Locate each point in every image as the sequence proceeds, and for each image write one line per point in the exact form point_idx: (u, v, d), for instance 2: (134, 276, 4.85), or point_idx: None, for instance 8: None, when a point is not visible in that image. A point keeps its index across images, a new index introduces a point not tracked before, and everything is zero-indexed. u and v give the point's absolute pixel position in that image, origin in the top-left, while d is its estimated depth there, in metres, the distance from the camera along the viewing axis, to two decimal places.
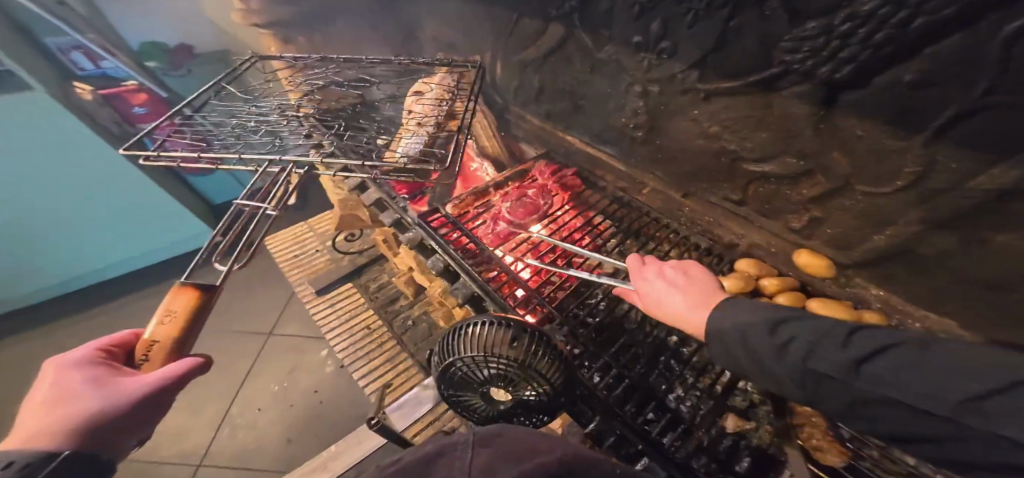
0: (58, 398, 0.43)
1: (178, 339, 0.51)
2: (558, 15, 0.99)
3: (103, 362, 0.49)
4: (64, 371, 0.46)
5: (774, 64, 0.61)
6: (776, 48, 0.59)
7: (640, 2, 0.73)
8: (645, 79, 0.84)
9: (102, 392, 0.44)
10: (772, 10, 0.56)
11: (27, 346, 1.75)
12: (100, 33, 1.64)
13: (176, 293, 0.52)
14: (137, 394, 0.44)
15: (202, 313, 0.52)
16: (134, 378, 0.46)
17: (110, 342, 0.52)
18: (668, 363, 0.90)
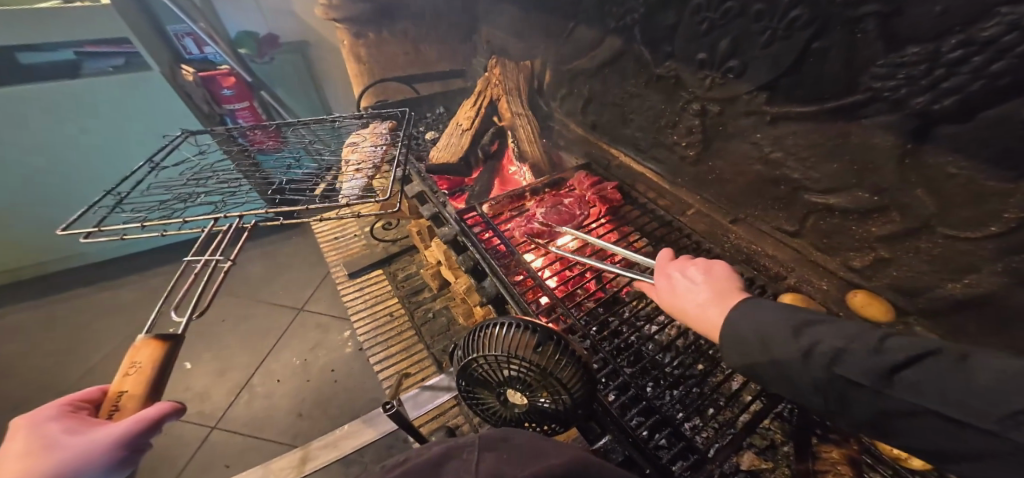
0: (29, 450, 0.40)
1: (148, 389, 0.48)
2: (617, 28, 0.98)
3: (73, 415, 0.44)
4: (37, 424, 0.42)
5: (859, 91, 0.57)
6: (865, 74, 0.55)
7: (711, 19, 0.71)
8: (705, 97, 0.81)
9: (72, 446, 0.40)
10: (865, 34, 0.53)
11: (78, 294, 1.88)
12: (208, 21, 1.75)
13: (139, 345, 0.50)
14: (111, 442, 0.40)
15: (170, 362, 0.50)
16: (108, 426, 0.42)
17: (77, 399, 0.47)
18: (690, 391, 0.85)
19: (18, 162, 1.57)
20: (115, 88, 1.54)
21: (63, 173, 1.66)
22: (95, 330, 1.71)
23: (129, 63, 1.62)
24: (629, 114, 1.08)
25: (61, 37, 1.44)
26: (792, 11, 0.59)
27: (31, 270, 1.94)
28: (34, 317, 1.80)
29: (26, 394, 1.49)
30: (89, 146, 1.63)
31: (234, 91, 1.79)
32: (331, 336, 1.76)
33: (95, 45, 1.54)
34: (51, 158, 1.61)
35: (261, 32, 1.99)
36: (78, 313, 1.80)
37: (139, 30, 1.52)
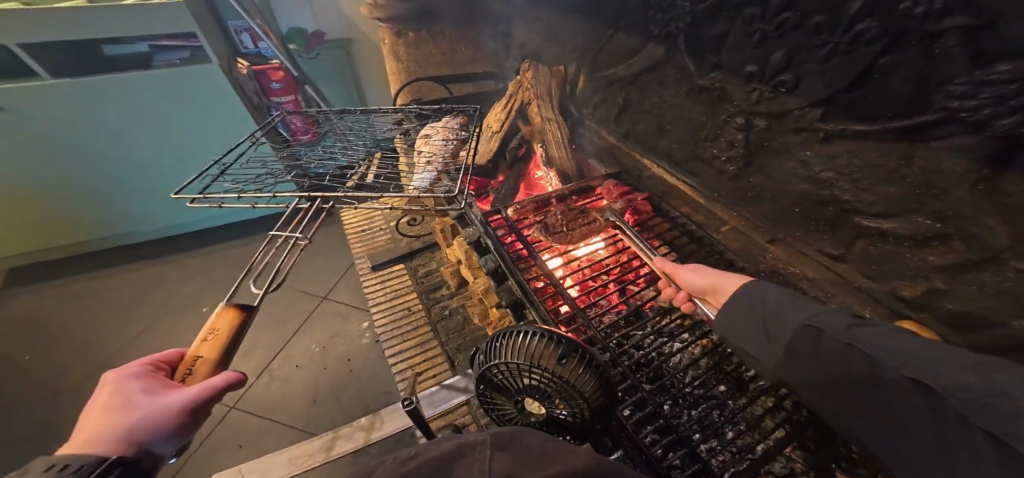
0: (116, 401, 0.45)
1: (219, 354, 0.54)
2: (660, 36, 0.97)
3: (153, 375, 0.50)
4: (122, 379, 0.48)
5: (932, 110, 0.53)
6: (940, 91, 0.51)
7: (764, 30, 0.69)
8: (751, 111, 0.78)
9: (149, 402, 0.45)
10: (944, 48, 0.49)
11: (123, 271, 2.00)
12: (264, 16, 1.85)
13: (220, 313, 0.57)
14: (178, 405, 0.45)
15: (240, 332, 0.57)
16: (182, 388, 0.48)
17: (158, 360, 0.54)
18: (709, 412, 0.83)
19: (83, 144, 1.68)
20: (168, 80, 1.62)
21: (121, 156, 1.77)
22: (134, 306, 1.81)
23: (193, 56, 1.73)
24: (667, 124, 1.05)
25: (140, 31, 1.50)
26: (858, 25, 0.56)
27: (83, 246, 2.07)
28: (80, 290, 1.91)
29: (69, 363, 1.58)
30: (145, 131, 1.73)
31: (282, 84, 1.91)
32: (350, 326, 1.80)
33: (170, 38, 1.66)
34: (110, 142, 1.71)
35: (309, 28, 2.07)
36: (119, 289, 1.90)
37: (206, 27, 1.62)
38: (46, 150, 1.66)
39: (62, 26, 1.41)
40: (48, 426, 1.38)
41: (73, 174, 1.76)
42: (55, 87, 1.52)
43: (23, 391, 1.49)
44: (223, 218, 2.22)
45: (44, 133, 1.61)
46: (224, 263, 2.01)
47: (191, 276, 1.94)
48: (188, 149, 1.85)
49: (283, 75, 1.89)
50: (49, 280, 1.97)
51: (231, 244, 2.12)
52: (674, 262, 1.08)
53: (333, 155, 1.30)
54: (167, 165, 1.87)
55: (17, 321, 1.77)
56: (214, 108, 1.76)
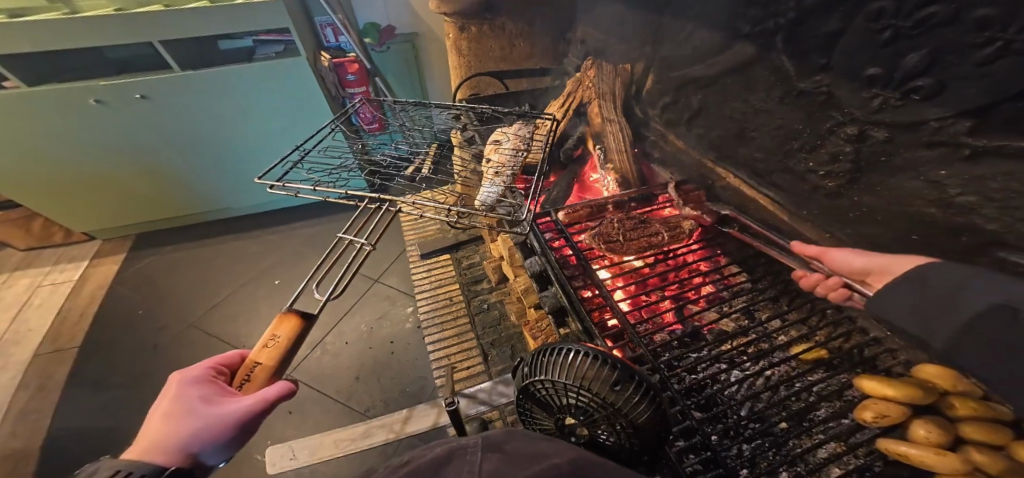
0: (177, 407, 0.47)
1: (275, 363, 0.56)
2: (751, 33, 0.88)
3: (213, 381, 0.52)
4: (185, 385, 0.50)
5: None
6: None
7: (897, 26, 0.57)
8: (866, 120, 0.67)
9: (203, 414, 0.47)
10: None
11: (210, 243, 2.20)
12: (344, 11, 1.94)
13: (280, 320, 0.59)
14: (232, 420, 0.47)
15: (298, 342, 0.58)
16: (236, 399, 0.49)
17: (220, 363, 0.57)
18: (768, 453, 0.76)
19: (197, 128, 1.87)
20: (270, 72, 1.75)
21: (227, 139, 1.95)
22: (209, 273, 2.00)
23: (287, 49, 1.85)
24: (750, 130, 0.96)
25: (240, 30, 1.61)
26: None
27: (183, 221, 2.29)
28: (176, 257, 2.13)
29: (164, 321, 1.77)
30: (248, 119, 1.90)
31: (356, 76, 2.02)
32: (396, 309, 1.86)
33: (267, 33, 1.80)
34: (203, 129, 1.88)
35: (381, 22, 2.15)
36: (206, 258, 2.10)
37: (298, 24, 1.72)
38: (174, 134, 1.87)
39: (185, 24, 1.55)
40: (141, 374, 1.57)
41: (190, 155, 1.97)
42: (153, 82, 1.68)
43: (129, 343, 1.69)
44: (281, 203, 2.37)
45: (174, 119, 1.82)
46: (288, 240, 2.17)
47: (266, 252, 2.10)
48: (278, 136, 2.00)
49: (358, 67, 2.00)
50: (151, 245, 2.21)
51: (300, 224, 2.27)
52: (743, 282, 0.99)
53: (399, 151, 1.32)
54: (244, 151, 2.01)
55: (119, 279, 2.01)
56: (283, 98, 1.85)
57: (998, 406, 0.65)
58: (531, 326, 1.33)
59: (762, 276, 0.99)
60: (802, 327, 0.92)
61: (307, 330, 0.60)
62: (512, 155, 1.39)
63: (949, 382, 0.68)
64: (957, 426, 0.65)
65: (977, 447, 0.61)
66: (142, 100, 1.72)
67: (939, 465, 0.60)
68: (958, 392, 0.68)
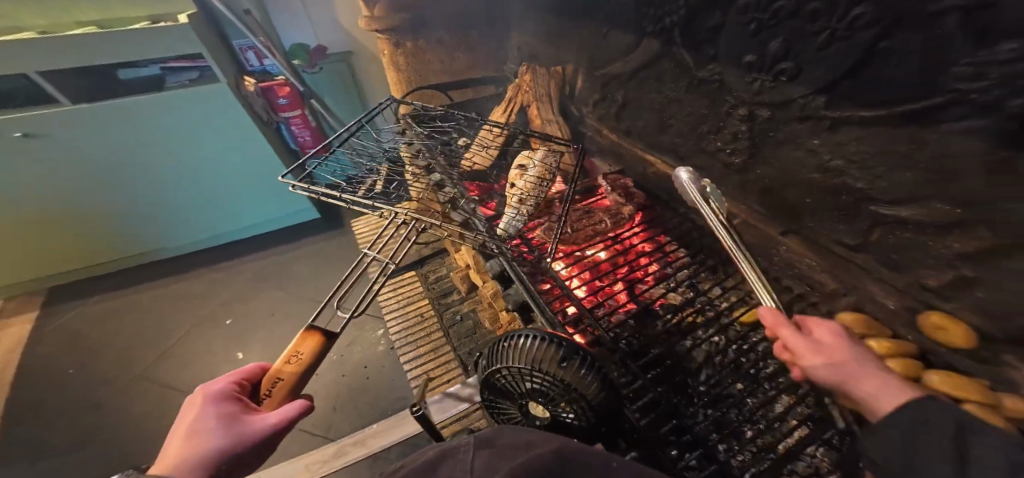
0: (200, 429, 0.46)
1: (298, 378, 0.57)
2: (654, 30, 0.95)
3: (236, 398, 0.52)
4: (210, 405, 0.49)
5: (937, 93, 0.47)
6: (943, 73, 0.45)
7: (759, 18, 0.65)
8: (752, 102, 0.74)
9: (229, 432, 0.46)
10: (944, 29, 0.43)
11: (149, 288, 2.08)
12: (267, 34, 1.92)
13: (305, 336, 0.60)
14: (258, 434, 0.47)
15: (321, 357, 0.60)
16: (259, 416, 0.50)
17: (241, 377, 0.57)
18: (726, 412, 0.80)
19: (103, 165, 1.75)
20: (184, 99, 1.69)
21: (142, 175, 1.84)
22: (156, 321, 1.89)
23: (203, 75, 1.78)
24: (668, 119, 1.03)
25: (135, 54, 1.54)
26: (854, 9, 0.51)
27: (114, 263, 2.16)
28: (107, 306, 2.00)
29: (100, 377, 1.66)
30: (161, 150, 1.80)
31: (288, 99, 1.99)
32: (367, 333, 1.82)
33: (179, 60, 1.73)
34: (126, 166, 1.79)
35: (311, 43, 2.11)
36: (145, 304, 1.99)
37: (213, 48, 1.67)
38: (73, 173, 1.74)
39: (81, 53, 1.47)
40: (85, 438, 1.46)
41: (97, 195, 1.84)
42: (55, 120, 1.59)
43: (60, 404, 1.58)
44: (227, 236, 2.28)
45: (72, 156, 1.69)
46: (242, 277, 2.09)
47: (213, 291, 2.02)
48: (203, 167, 1.91)
49: (288, 90, 1.97)
50: (77, 297, 2.07)
51: (248, 257, 2.20)
52: (683, 258, 1.04)
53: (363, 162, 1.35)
54: (178, 184, 1.93)
55: (49, 340, 1.86)
56: (210, 124, 1.79)
57: (907, 341, 0.70)
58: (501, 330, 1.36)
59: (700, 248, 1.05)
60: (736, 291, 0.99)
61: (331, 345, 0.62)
62: (533, 179, 1.26)
63: (866, 325, 0.73)
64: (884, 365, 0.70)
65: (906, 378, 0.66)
66: (23, 138, 1.59)
67: None
68: (875, 332, 0.72)
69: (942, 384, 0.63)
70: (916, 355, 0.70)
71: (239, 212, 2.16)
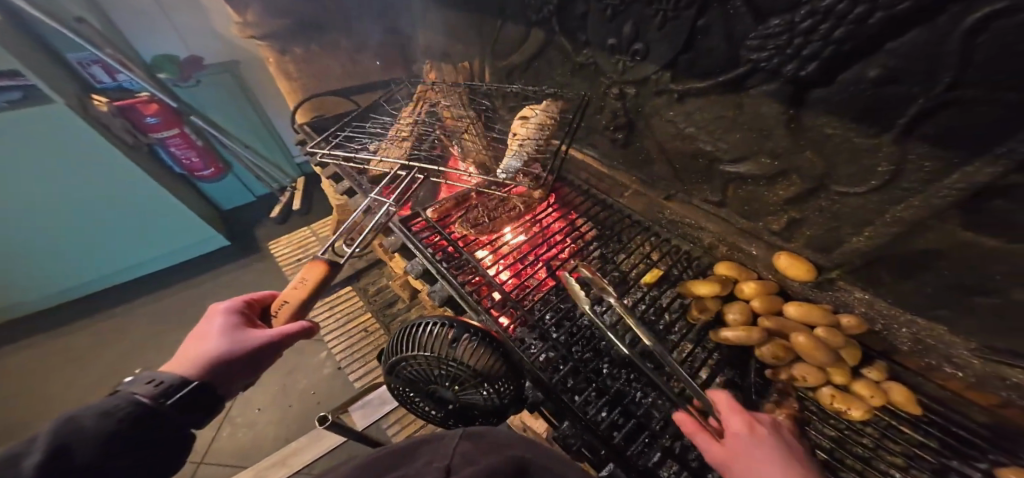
0: (209, 332, 0.52)
1: (300, 304, 0.58)
2: (537, 21, 0.99)
3: (244, 312, 0.56)
4: (221, 312, 0.54)
5: (740, 64, 0.57)
6: (742, 47, 0.56)
7: (612, 5, 0.70)
8: (621, 82, 0.81)
9: (230, 339, 0.51)
10: (735, 9, 0.53)
11: (28, 350, 1.83)
12: (119, 47, 1.68)
13: (313, 263, 0.60)
14: (252, 345, 0.51)
15: (326, 285, 0.60)
16: (258, 330, 0.53)
17: (252, 298, 0.61)
18: (639, 367, 0.84)
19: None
20: (2, 126, 1.39)
21: None
22: (50, 392, 1.65)
23: (28, 96, 1.45)
24: None
25: None
26: None
27: None
28: None
29: None
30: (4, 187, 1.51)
31: (158, 118, 1.81)
32: (308, 357, 1.72)
33: None
34: None
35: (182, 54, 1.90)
36: (25, 368, 1.76)
37: (39, 66, 1.44)
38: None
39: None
40: None
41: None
42: None
43: None
44: (122, 274, 2.02)
45: None
46: (152, 324, 1.88)
47: (112, 340, 1.83)
48: (58, 201, 1.63)
49: (157, 108, 1.80)
50: None
51: (147, 298, 2.00)
52: (591, 229, 1.05)
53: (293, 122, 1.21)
54: (40, 225, 1.65)
55: None
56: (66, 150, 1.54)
57: (767, 280, 0.81)
58: None
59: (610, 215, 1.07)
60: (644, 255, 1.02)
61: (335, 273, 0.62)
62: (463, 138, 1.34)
63: (738, 272, 0.83)
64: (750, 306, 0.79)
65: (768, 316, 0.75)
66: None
67: (751, 339, 0.72)
68: (744, 279, 0.82)
69: (799, 313, 0.73)
70: (774, 291, 0.80)
71: (132, 243, 1.92)
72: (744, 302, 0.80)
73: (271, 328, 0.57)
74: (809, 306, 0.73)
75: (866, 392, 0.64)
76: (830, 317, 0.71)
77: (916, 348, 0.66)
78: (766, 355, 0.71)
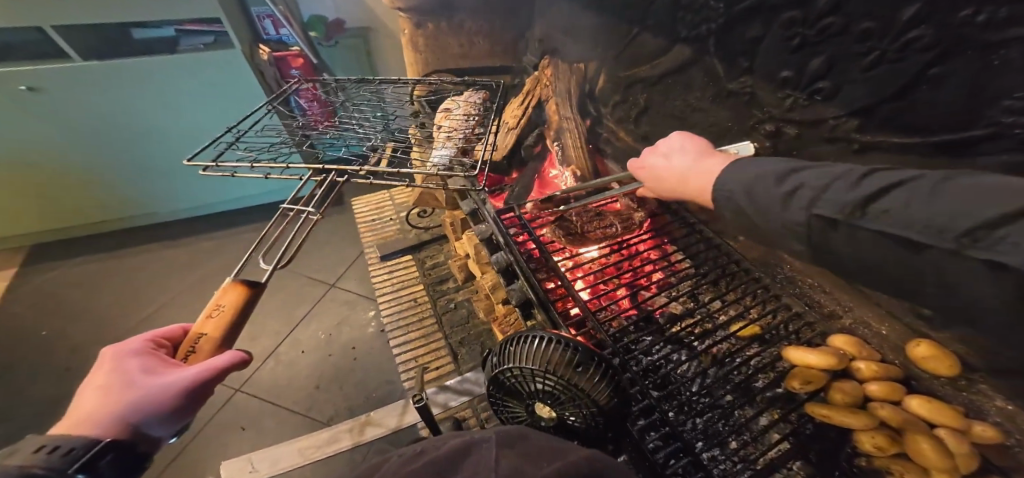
0: (115, 381, 0.48)
1: (219, 333, 0.57)
2: (688, 37, 0.94)
3: (153, 353, 0.54)
4: (122, 357, 0.51)
5: (982, 125, 0.46)
6: (993, 105, 0.45)
7: (804, 34, 0.64)
8: (781, 118, 0.75)
9: (146, 384, 0.48)
10: (1004, 61, 0.42)
11: (135, 251, 2.06)
12: (287, 4, 1.88)
13: (226, 290, 0.59)
14: (176, 389, 0.47)
15: (245, 308, 0.59)
16: (178, 371, 0.50)
17: (160, 336, 0.58)
18: (714, 424, 0.80)
19: (109, 123, 1.74)
20: (195, 62, 1.67)
21: (144, 134, 1.81)
22: (150, 285, 1.89)
23: (216, 41, 1.75)
24: (688, 128, 1.03)
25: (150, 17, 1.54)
26: (909, 32, 0.50)
27: (107, 225, 2.15)
28: (93, 262, 2.02)
29: (81, 340, 1.66)
30: (165, 108, 1.76)
31: (301, 72, 1.92)
32: (357, 314, 1.81)
33: (195, 24, 1.69)
34: (128, 124, 1.76)
35: (330, 16, 2.09)
36: (133, 267, 1.98)
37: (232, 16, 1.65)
38: (78, 129, 1.73)
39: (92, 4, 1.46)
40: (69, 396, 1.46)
41: (99, 152, 1.83)
42: (61, 69, 1.57)
43: (40, 365, 1.58)
44: (226, 205, 2.24)
45: (75, 110, 1.68)
46: (237, 247, 2.08)
47: (204, 257, 2.02)
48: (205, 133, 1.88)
49: (302, 62, 1.91)
50: (69, 248, 2.10)
51: (237, 228, 2.18)
52: (688, 269, 1.04)
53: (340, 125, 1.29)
54: (182, 148, 1.90)
55: (41, 296, 1.85)
56: (223, 88, 1.77)
57: (893, 367, 0.76)
58: (500, 321, 1.36)
59: (710, 255, 1.05)
60: (736, 308, 0.98)
61: (254, 298, 0.61)
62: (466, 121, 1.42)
63: (857, 349, 0.78)
64: (865, 388, 0.75)
65: (881, 403, 0.72)
66: (28, 91, 1.59)
67: (859, 423, 0.69)
68: (863, 357, 0.77)
69: (921, 408, 0.69)
70: (898, 379, 0.75)
71: (239, 181, 2.12)
72: (858, 383, 0.76)
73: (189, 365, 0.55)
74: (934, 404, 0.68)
75: None
76: (963, 425, 0.65)
77: None
78: (869, 443, 0.69)
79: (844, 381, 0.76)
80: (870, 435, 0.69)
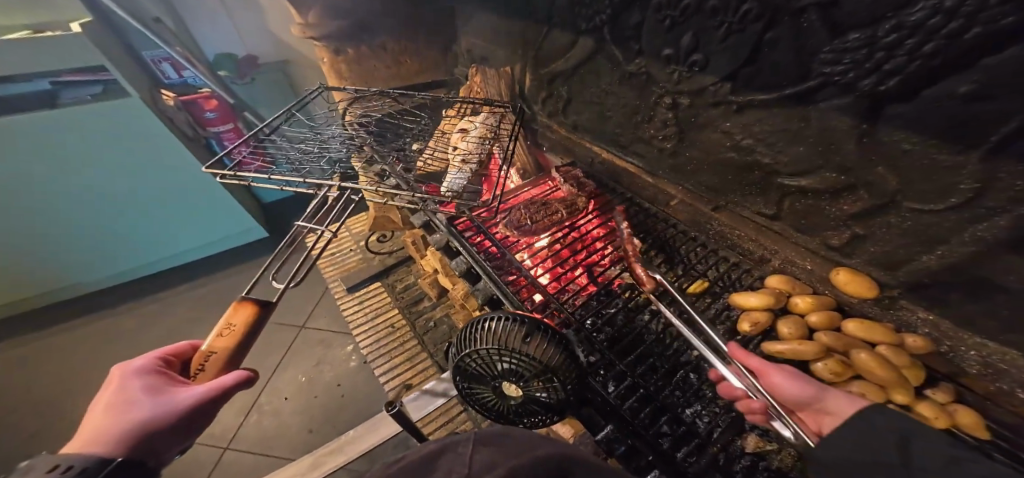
0: (121, 403, 0.49)
1: (232, 349, 0.59)
2: (587, 29, 1.00)
3: (161, 372, 0.55)
4: (127, 378, 0.52)
5: (812, 77, 0.59)
6: (815, 60, 0.57)
7: (672, 16, 0.73)
8: (674, 91, 0.83)
9: (156, 403, 0.50)
10: (809, 23, 0.55)
11: (83, 330, 1.94)
12: (186, 46, 1.84)
13: (237, 308, 0.61)
14: (187, 404, 0.50)
15: (255, 327, 0.61)
16: (186, 388, 0.52)
17: (168, 353, 0.59)
18: (686, 377, 0.84)
19: (26, 190, 1.62)
20: (102, 115, 1.57)
21: (65, 199, 1.71)
22: (105, 363, 1.77)
23: (107, 90, 1.67)
24: (607, 111, 1.09)
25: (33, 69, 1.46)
26: (743, 6, 0.61)
27: (43, 300, 2.02)
28: (32, 351, 1.87)
29: (31, 431, 1.54)
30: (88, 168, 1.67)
31: (217, 113, 1.93)
32: (335, 350, 1.78)
33: (77, 74, 1.60)
34: (41, 192, 1.65)
35: (240, 53, 2.03)
36: (78, 345, 1.87)
37: (120, 61, 1.58)
38: None
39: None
40: None
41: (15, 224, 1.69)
42: None
43: None
44: (178, 258, 2.17)
45: None
46: (196, 306, 1.99)
47: (158, 321, 1.94)
48: (147, 184, 1.82)
49: (216, 104, 1.92)
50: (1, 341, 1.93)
51: (188, 286, 2.10)
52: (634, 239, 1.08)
53: (328, 140, 1.34)
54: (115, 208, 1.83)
55: None
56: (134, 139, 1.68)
57: (824, 296, 0.78)
58: None
59: (656, 218, 1.08)
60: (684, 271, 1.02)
61: (263, 318, 0.63)
62: (479, 142, 1.36)
63: (791, 286, 0.81)
64: (807, 321, 0.76)
65: (824, 332, 0.73)
66: None
67: (808, 354, 0.70)
68: (798, 293, 0.80)
69: (859, 330, 0.70)
70: (832, 306, 0.78)
71: (188, 228, 2.06)
72: (800, 316, 0.77)
73: (196, 381, 0.56)
74: (869, 325, 0.71)
75: (932, 414, 0.61)
76: (893, 336, 0.68)
77: (984, 372, 0.62)
78: (824, 371, 0.68)
79: (789, 318, 0.77)
80: (824, 362, 0.68)
